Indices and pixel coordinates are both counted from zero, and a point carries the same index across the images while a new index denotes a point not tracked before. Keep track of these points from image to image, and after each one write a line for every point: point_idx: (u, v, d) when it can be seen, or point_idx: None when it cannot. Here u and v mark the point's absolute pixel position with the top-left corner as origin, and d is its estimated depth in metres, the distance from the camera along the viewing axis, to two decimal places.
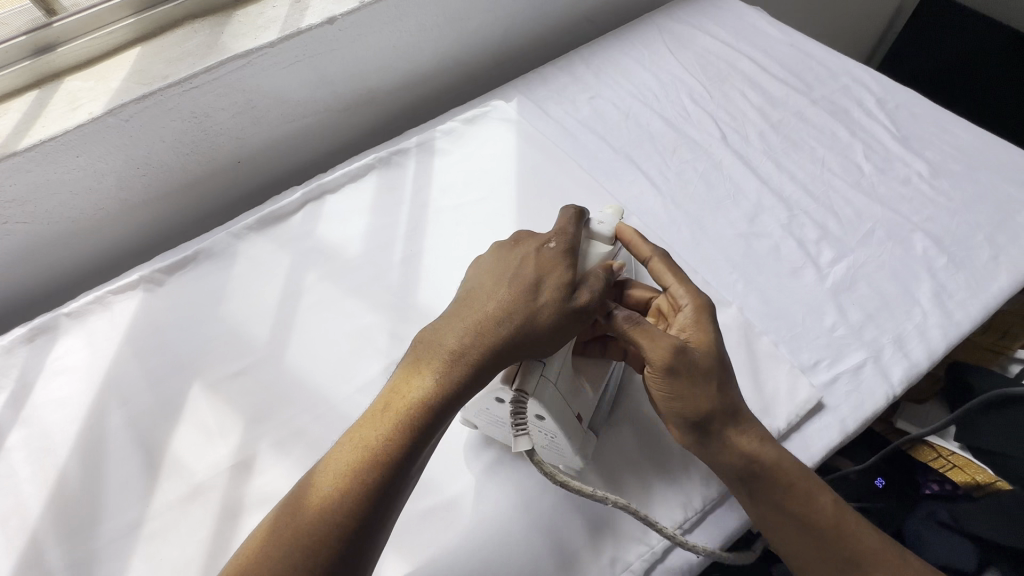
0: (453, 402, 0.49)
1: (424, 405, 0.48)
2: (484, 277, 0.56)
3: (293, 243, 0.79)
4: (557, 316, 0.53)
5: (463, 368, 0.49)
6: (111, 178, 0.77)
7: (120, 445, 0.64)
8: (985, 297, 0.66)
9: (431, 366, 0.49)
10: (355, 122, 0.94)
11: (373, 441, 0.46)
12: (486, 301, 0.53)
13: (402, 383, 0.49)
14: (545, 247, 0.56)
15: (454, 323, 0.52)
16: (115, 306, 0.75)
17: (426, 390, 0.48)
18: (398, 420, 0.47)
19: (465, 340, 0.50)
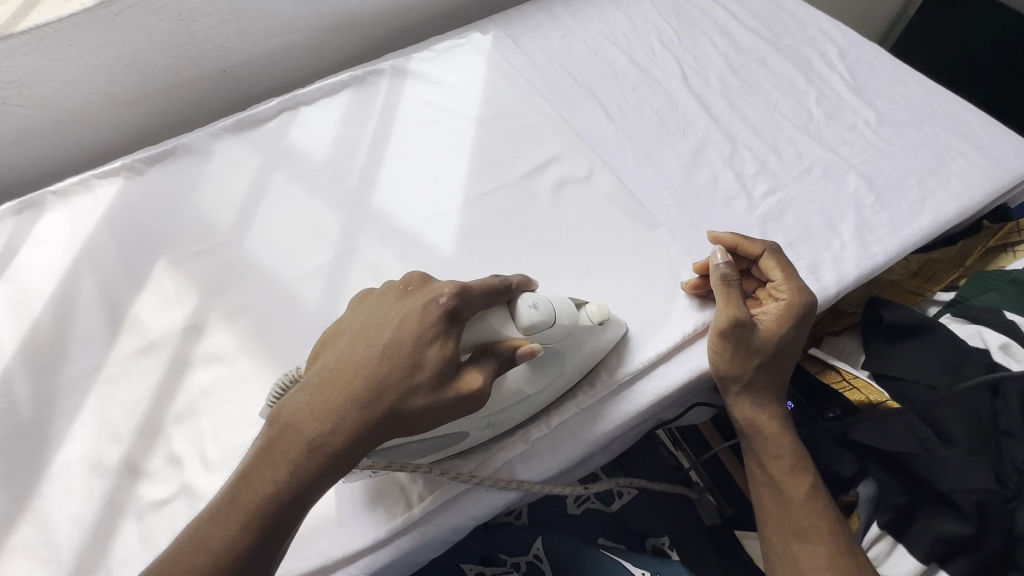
0: (310, 489, 0.45)
1: (276, 496, 0.43)
2: (372, 331, 0.49)
3: (264, 145, 0.84)
4: (429, 400, 0.47)
5: (328, 440, 0.45)
6: (102, 72, 0.82)
7: (88, 305, 0.70)
8: (904, 235, 0.69)
9: (286, 454, 0.44)
10: (338, 46, 0.99)
11: (215, 542, 0.42)
12: (347, 372, 0.47)
13: (253, 471, 0.44)
14: (434, 305, 0.49)
15: (321, 396, 0.46)
16: (97, 189, 0.80)
17: (281, 480, 0.44)
18: (246, 515, 0.42)
19: (325, 422, 0.45)
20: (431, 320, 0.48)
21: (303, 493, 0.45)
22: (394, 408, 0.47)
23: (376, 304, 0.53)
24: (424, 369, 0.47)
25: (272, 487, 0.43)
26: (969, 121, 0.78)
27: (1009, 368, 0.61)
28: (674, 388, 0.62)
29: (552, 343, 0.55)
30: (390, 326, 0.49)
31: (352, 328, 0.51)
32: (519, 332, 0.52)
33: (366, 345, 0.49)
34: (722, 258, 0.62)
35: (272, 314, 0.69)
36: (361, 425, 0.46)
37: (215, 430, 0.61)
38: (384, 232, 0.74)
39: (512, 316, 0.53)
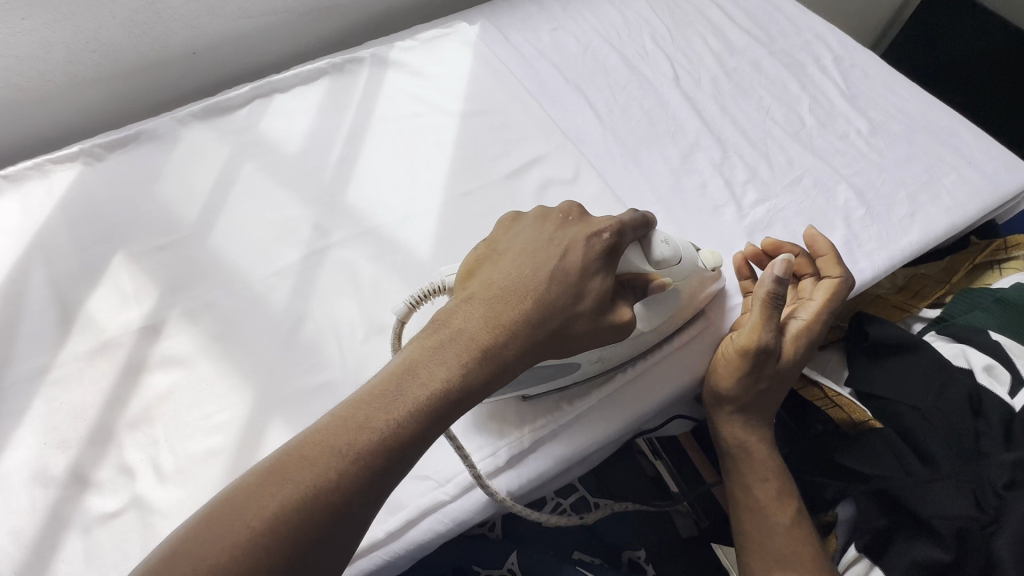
0: (466, 397, 0.45)
1: (437, 394, 0.44)
2: (537, 257, 0.52)
3: (234, 134, 0.79)
4: (588, 327, 0.50)
5: (497, 350, 0.47)
6: (59, 50, 0.76)
7: (38, 299, 0.66)
8: (893, 250, 0.67)
9: (456, 352, 0.46)
10: (316, 30, 0.94)
11: (372, 422, 0.41)
12: (513, 288, 0.50)
13: (419, 364, 0.45)
14: (598, 238, 0.52)
15: (488, 311, 0.48)
16: (51, 174, 0.75)
17: (444, 378, 0.44)
18: (409, 404, 0.43)
19: (496, 330, 0.47)
20: (597, 252, 0.51)
21: (462, 398, 0.45)
22: (565, 330, 0.50)
23: (532, 230, 0.55)
24: (587, 296, 0.51)
25: (442, 381, 0.44)
26: (961, 135, 0.76)
27: (996, 394, 0.60)
28: (655, 403, 0.60)
29: (677, 282, 0.58)
30: (555, 253, 0.52)
31: (512, 249, 0.53)
32: (650, 267, 0.55)
33: (533, 263, 0.51)
34: (782, 269, 0.57)
35: (237, 314, 0.65)
36: (525, 340, 0.48)
37: (171, 439, 0.58)
38: (358, 231, 0.71)
39: (645, 254, 0.55)
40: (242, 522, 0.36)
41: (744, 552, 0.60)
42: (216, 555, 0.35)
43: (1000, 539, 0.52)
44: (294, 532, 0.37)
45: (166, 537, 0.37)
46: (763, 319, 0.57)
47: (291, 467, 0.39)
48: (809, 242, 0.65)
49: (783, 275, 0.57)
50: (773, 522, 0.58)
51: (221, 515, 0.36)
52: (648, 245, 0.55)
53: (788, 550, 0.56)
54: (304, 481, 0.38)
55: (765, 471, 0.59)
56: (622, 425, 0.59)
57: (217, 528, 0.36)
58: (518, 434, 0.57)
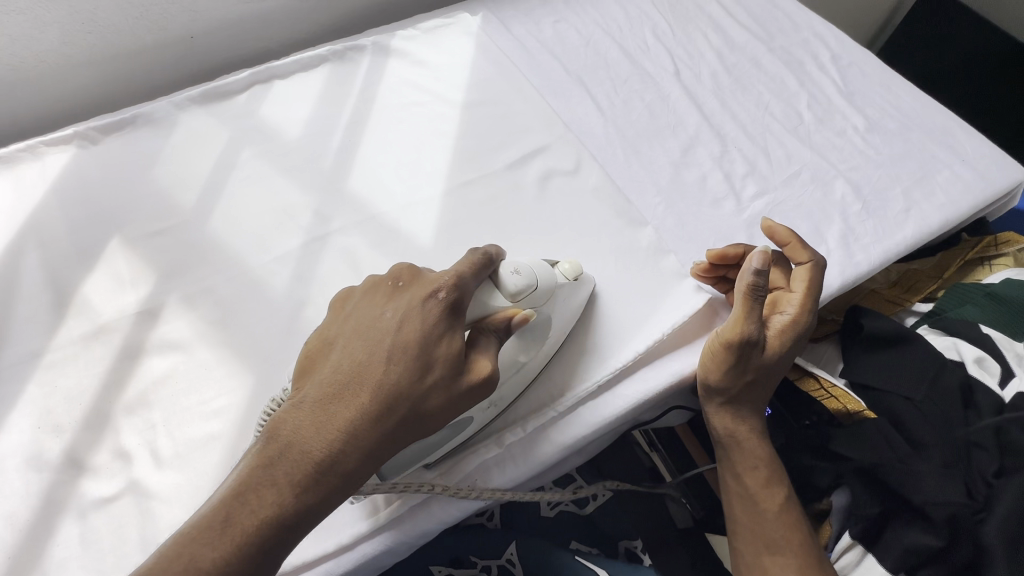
0: (311, 510, 0.43)
1: (273, 520, 0.42)
2: (370, 334, 0.47)
3: (233, 120, 0.78)
4: (447, 397, 0.46)
5: (335, 456, 0.44)
6: (54, 30, 0.75)
7: (31, 284, 0.65)
8: (888, 244, 0.68)
9: (285, 470, 0.43)
10: (316, 17, 0.93)
11: (197, 572, 0.39)
12: (348, 376, 0.46)
13: (250, 490, 0.42)
14: (432, 299, 0.47)
15: (325, 405, 0.45)
16: (45, 157, 0.73)
17: (281, 503, 0.42)
18: (237, 539, 0.40)
19: (331, 435, 0.44)
20: (434, 316, 0.47)
21: (304, 511, 0.43)
22: (417, 407, 0.46)
23: (364, 304, 0.50)
24: (435, 368, 0.46)
25: (314, 456, 0.43)
26: (955, 134, 0.78)
27: (986, 384, 0.63)
28: (656, 393, 0.61)
29: (541, 306, 0.56)
30: (389, 327, 0.47)
31: (344, 329, 0.49)
32: (507, 302, 0.52)
33: (365, 346, 0.47)
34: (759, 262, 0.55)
35: (234, 300, 0.64)
36: (392, 411, 0.45)
37: (169, 424, 0.57)
38: (359, 219, 0.70)
39: (496, 288, 0.52)
40: None
41: (735, 538, 0.61)
42: None
43: (989, 524, 0.54)
44: None
45: None
46: (745, 314, 0.56)
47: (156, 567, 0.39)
48: (768, 232, 0.65)
49: (762, 268, 0.55)
50: (762, 509, 0.59)
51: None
52: (497, 278, 0.53)
53: (780, 536, 0.58)
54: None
55: (755, 459, 0.60)
56: (619, 412, 0.59)
57: None
58: (517, 433, 0.57)
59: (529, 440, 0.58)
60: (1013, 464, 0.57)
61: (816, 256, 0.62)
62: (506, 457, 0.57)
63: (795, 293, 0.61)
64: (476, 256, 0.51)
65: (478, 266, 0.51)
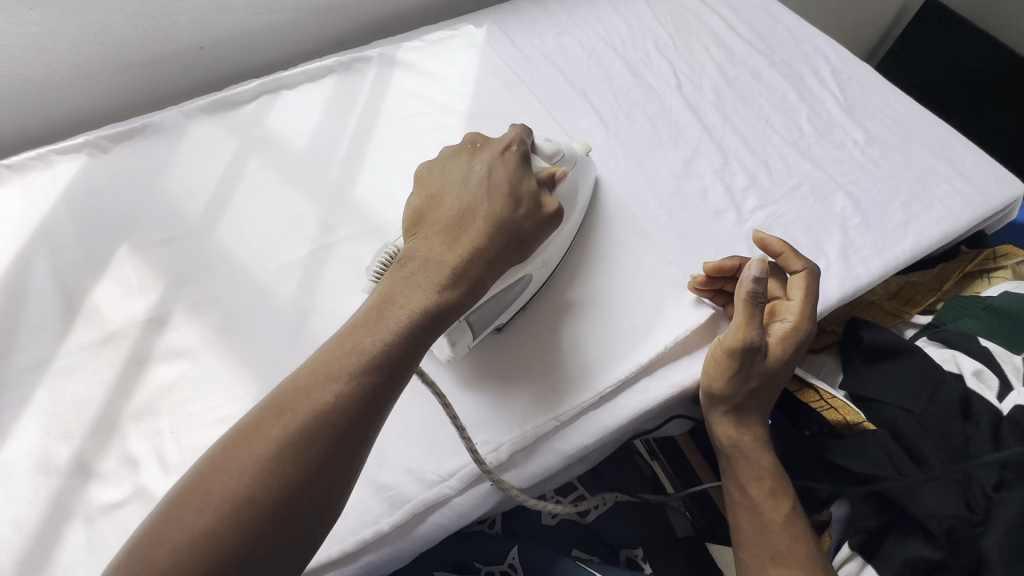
0: (444, 314, 0.50)
1: (419, 311, 0.48)
2: (463, 184, 0.57)
3: (241, 129, 0.80)
4: (538, 220, 0.57)
5: (465, 265, 0.52)
6: (67, 40, 0.76)
7: (41, 290, 0.65)
8: (888, 257, 0.69)
9: (426, 277, 0.50)
10: (324, 29, 0.95)
11: (357, 352, 0.44)
12: (463, 211, 0.55)
13: (396, 291, 0.49)
14: (507, 151, 0.59)
15: (450, 233, 0.54)
16: (55, 165, 0.75)
17: (423, 300, 0.49)
18: (392, 325, 0.46)
19: (461, 249, 0.52)
20: (512, 163, 0.59)
21: (441, 314, 0.49)
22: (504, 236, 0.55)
23: (447, 167, 0.61)
24: (525, 200, 0.57)
25: (449, 263, 0.51)
26: (953, 148, 0.79)
27: (984, 397, 0.63)
28: (657, 403, 0.61)
29: (574, 169, 0.67)
30: (484, 178, 0.58)
31: (435, 184, 0.59)
32: (546, 162, 0.63)
33: (466, 189, 0.57)
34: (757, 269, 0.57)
35: (241, 308, 0.65)
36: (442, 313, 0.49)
37: (176, 430, 0.58)
38: (364, 229, 0.71)
39: (537, 152, 0.63)
40: (245, 469, 0.38)
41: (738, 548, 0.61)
42: (217, 509, 0.37)
43: (989, 534, 0.54)
44: (298, 466, 0.39)
45: (164, 502, 0.38)
46: (748, 321, 0.57)
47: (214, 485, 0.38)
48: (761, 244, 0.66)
49: (760, 275, 0.56)
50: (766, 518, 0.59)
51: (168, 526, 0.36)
52: (538, 147, 0.63)
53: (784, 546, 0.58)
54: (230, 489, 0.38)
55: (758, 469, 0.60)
56: (620, 423, 0.60)
57: (205, 498, 0.37)
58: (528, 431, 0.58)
59: (529, 445, 0.58)
60: (1013, 478, 0.57)
61: (812, 264, 0.63)
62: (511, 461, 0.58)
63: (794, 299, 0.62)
64: (522, 131, 0.63)
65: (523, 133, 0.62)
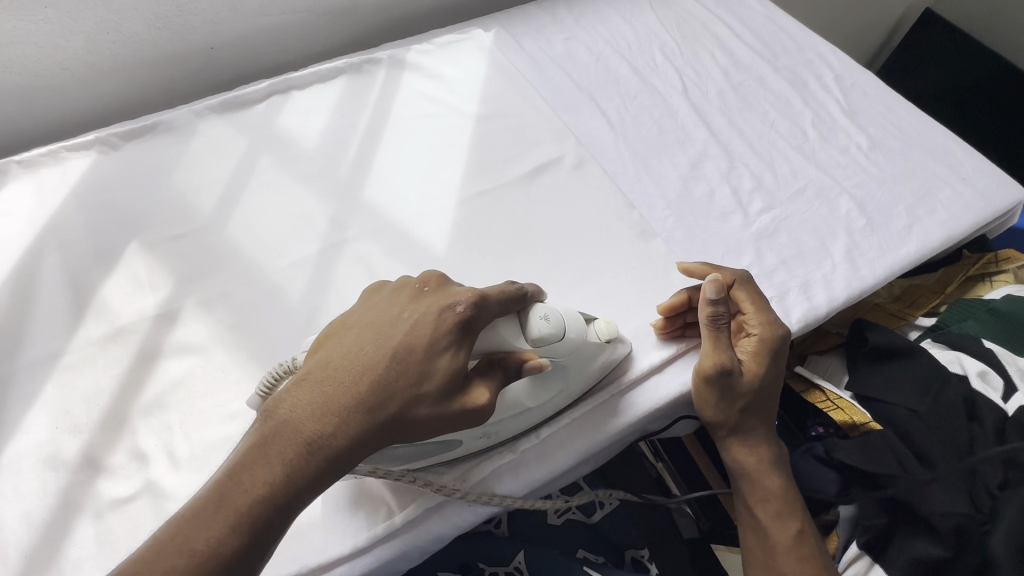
0: (296, 503, 0.41)
1: (264, 501, 0.40)
2: (383, 328, 0.46)
3: (251, 128, 0.80)
4: (438, 407, 0.44)
5: (331, 444, 0.42)
6: (80, 38, 0.77)
7: (51, 285, 0.65)
8: (892, 259, 0.70)
9: (279, 452, 0.41)
10: (334, 31, 0.96)
11: (190, 545, 0.38)
12: (352, 366, 0.44)
13: (243, 465, 0.40)
14: (450, 311, 0.46)
15: (326, 391, 0.43)
16: (66, 162, 0.75)
17: (270, 484, 0.40)
18: (232, 516, 0.39)
19: (331, 418, 0.42)
20: (446, 327, 0.46)
21: (291, 501, 0.41)
22: (398, 429, 0.44)
23: (386, 301, 0.50)
24: (433, 375, 0.44)
25: (309, 438, 0.41)
26: (955, 153, 0.80)
27: (989, 398, 0.64)
28: (666, 401, 0.62)
29: (559, 358, 0.54)
30: (402, 327, 0.46)
31: (355, 320, 0.49)
32: (528, 345, 0.51)
33: (376, 338, 0.46)
34: (712, 293, 0.59)
35: (251, 304, 0.65)
36: (369, 435, 0.43)
37: (186, 426, 0.58)
38: (375, 227, 0.71)
39: (523, 328, 0.51)
40: None
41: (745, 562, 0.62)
42: None
43: (994, 535, 0.55)
44: None
45: None
46: (717, 343, 0.58)
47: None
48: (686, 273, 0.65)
49: (716, 298, 0.58)
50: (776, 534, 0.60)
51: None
52: (525, 319, 0.51)
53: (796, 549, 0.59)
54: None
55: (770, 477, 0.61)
56: (627, 422, 0.60)
57: None
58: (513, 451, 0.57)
59: (540, 446, 0.59)
60: (1017, 477, 0.58)
61: (733, 274, 0.63)
62: (497, 475, 0.57)
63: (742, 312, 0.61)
64: (508, 293, 0.50)
65: (504, 302, 0.49)
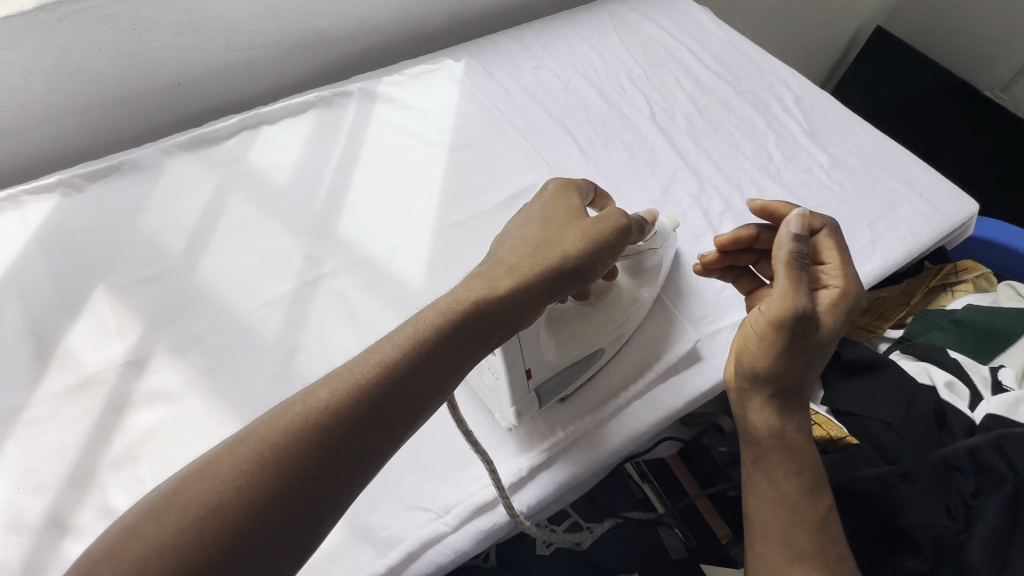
0: (489, 330, 0.45)
1: (459, 321, 0.44)
2: (526, 221, 0.57)
3: (222, 165, 0.79)
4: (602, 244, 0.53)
5: (525, 281, 0.48)
6: (40, 79, 0.75)
7: (12, 335, 0.63)
8: (859, 276, 0.72)
9: (480, 289, 0.47)
10: (304, 64, 0.96)
11: (392, 348, 0.41)
12: (533, 239, 0.53)
13: (446, 299, 0.46)
14: (546, 189, 0.60)
15: (517, 252, 0.51)
16: (27, 206, 0.73)
17: (468, 307, 0.45)
18: (434, 327, 0.43)
19: (524, 266, 0.49)
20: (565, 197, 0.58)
21: (487, 330, 0.45)
22: (575, 266, 0.51)
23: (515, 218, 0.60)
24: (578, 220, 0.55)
25: (507, 278, 0.48)
26: (912, 169, 0.83)
27: (957, 407, 0.66)
28: (650, 427, 0.62)
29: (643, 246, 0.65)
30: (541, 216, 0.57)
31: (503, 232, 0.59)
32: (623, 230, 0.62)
33: (520, 226, 0.57)
34: (794, 228, 0.58)
35: (225, 346, 0.64)
36: (540, 294, 0.49)
37: (157, 477, 0.56)
38: (351, 261, 0.71)
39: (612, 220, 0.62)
40: (232, 466, 0.34)
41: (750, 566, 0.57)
42: (186, 519, 0.32)
43: (971, 542, 0.56)
44: (275, 489, 0.34)
45: (109, 528, 0.32)
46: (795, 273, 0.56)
47: (191, 482, 0.33)
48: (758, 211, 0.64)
49: (800, 234, 0.57)
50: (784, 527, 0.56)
51: (225, 454, 0.34)
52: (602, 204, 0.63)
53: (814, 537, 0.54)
54: (232, 470, 0.34)
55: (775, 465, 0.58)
56: (617, 446, 0.60)
57: (192, 489, 0.33)
58: (564, 434, 0.59)
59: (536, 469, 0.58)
60: (988, 483, 0.59)
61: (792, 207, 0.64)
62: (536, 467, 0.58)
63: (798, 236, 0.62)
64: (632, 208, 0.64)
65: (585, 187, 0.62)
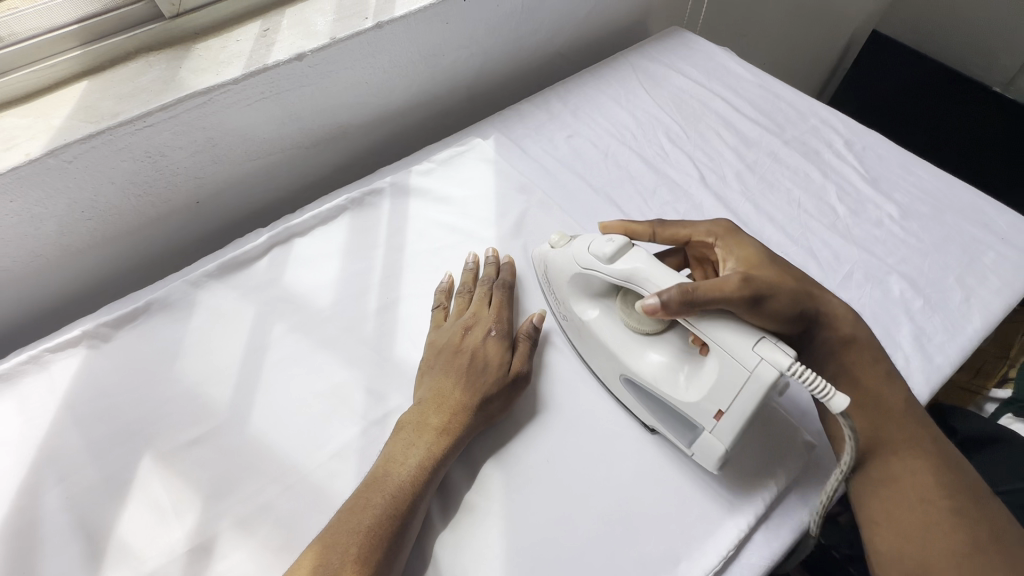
0: (427, 482, 0.55)
1: (409, 484, 0.54)
2: (434, 359, 0.63)
3: (257, 291, 0.73)
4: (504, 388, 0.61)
5: (453, 430, 0.57)
6: (51, 223, 0.69)
7: (55, 531, 0.56)
8: (963, 340, 0.67)
9: (419, 445, 0.56)
10: (324, 159, 0.90)
11: (357, 532, 0.49)
12: (448, 387, 0.60)
13: (384, 465, 0.55)
14: (489, 334, 0.64)
15: (433, 398, 0.60)
16: (52, 366, 0.66)
17: (410, 468, 0.54)
18: (386, 501, 0.52)
19: (443, 419, 0.58)
20: (494, 344, 0.64)
21: (424, 484, 0.54)
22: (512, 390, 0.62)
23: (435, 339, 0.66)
24: (520, 352, 0.65)
25: (434, 430, 0.57)
26: (986, 211, 0.79)
27: None
28: (780, 551, 0.56)
29: (615, 280, 0.58)
30: (456, 351, 0.63)
31: (434, 360, 0.63)
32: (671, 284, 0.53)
33: (445, 370, 0.62)
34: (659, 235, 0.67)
35: (299, 515, 0.57)
36: (456, 447, 0.57)
37: None
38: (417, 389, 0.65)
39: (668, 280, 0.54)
40: None
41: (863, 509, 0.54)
42: None
43: None
44: None
45: None
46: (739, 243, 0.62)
47: None
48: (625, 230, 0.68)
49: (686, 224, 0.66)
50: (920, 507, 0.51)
51: None
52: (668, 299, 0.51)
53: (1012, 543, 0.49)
54: None
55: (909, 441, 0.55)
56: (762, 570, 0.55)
57: None
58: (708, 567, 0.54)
59: None
60: None
61: (652, 224, 0.67)
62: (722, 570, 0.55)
63: (692, 226, 0.66)
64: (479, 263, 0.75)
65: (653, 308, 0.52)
